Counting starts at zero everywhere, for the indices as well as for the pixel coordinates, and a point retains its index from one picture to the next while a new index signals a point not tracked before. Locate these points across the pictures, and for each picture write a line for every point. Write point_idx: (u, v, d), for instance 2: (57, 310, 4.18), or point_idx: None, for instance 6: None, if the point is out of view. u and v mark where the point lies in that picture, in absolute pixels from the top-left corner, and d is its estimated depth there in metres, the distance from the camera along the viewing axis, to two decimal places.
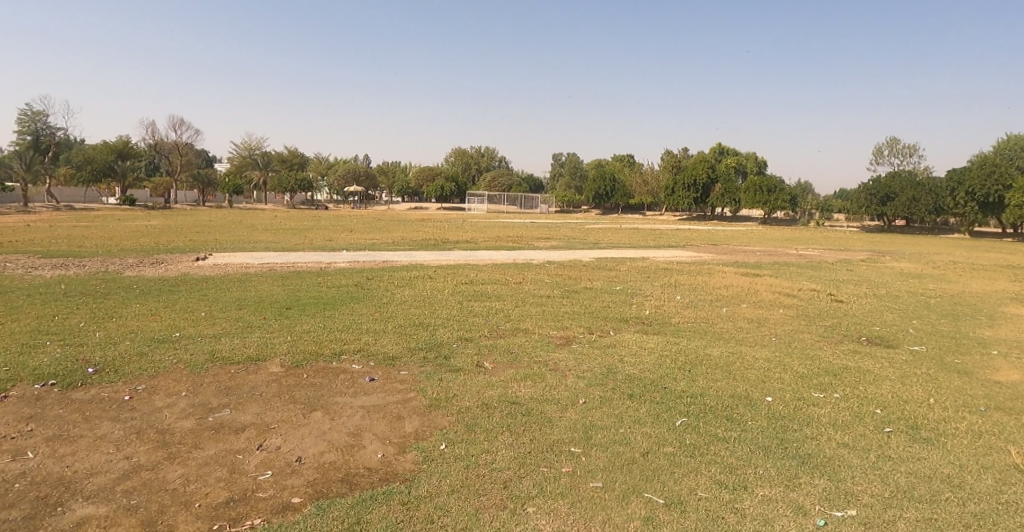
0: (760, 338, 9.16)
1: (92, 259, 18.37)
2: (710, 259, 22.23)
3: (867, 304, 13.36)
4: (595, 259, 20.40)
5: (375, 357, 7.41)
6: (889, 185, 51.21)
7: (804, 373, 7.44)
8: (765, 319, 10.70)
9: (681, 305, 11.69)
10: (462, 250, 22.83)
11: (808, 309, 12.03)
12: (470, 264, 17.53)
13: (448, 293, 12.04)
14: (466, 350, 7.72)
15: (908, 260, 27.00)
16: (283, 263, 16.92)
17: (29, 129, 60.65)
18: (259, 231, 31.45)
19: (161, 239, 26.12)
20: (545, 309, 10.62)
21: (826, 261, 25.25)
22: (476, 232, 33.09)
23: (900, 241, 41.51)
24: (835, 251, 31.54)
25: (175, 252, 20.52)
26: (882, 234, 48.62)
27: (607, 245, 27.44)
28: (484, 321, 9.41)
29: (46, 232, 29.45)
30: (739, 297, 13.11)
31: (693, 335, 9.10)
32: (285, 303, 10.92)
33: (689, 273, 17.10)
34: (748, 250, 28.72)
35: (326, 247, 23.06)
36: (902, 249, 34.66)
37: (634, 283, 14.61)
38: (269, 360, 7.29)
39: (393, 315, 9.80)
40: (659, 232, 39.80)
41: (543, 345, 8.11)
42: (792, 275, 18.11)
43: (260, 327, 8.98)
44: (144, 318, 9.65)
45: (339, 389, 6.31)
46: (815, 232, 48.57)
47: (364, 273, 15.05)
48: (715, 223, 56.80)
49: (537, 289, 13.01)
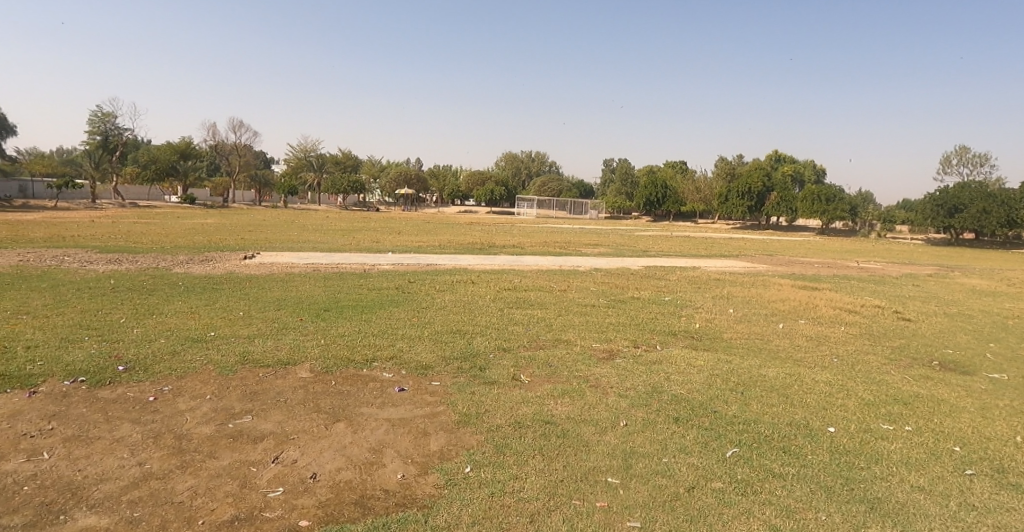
0: (820, 359, 8.46)
1: (146, 255, 18.85)
2: (765, 271, 21.27)
3: (938, 324, 12.36)
4: (644, 267, 19.74)
5: (408, 365, 7.11)
6: (958, 195, 48.43)
7: (870, 400, 6.76)
8: (825, 337, 9.95)
9: (734, 319, 11.03)
10: (507, 255, 22.52)
11: (873, 328, 11.17)
12: (514, 270, 17.15)
13: (489, 299, 11.71)
14: (503, 361, 7.34)
15: (980, 276, 25.27)
16: (327, 264, 16.94)
17: (99, 130, 63.78)
18: (310, 232, 31.94)
19: (214, 237, 26.84)
20: (588, 319, 10.16)
21: (889, 275, 23.87)
22: (522, 237, 32.77)
23: (970, 255, 39.14)
24: (900, 264, 29.87)
25: (225, 250, 20.91)
26: (951, 247, 45.98)
27: (656, 253, 26.69)
28: (524, 330, 9.01)
29: (109, 228, 30.69)
30: (796, 311, 12.33)
31: (746, 352, 8.48)
32: (324, 305, 10.78)
33: (742, 285, 16.31)
34: (805, 262, 27.48)
35: (371, 248, 23.13)
36: (973, 264, 32.60)
37: (683, 294, 13.98)
38: (299, 365, 7.09)
39: (430, 321, 9.51)
40: (711, 240, 38.65)
41: (584, 358, 7.65)
42: (853, 290, 17.08)
43: (295, 329, 8.83)
44: (183, 317, 9.65)
45: (367, 399, 6.04)
46: (877, 244, 46.36)
47: (406, 276, 14.88)
48: (769, 233, 54.89)
49: (582, 298, 12.54)
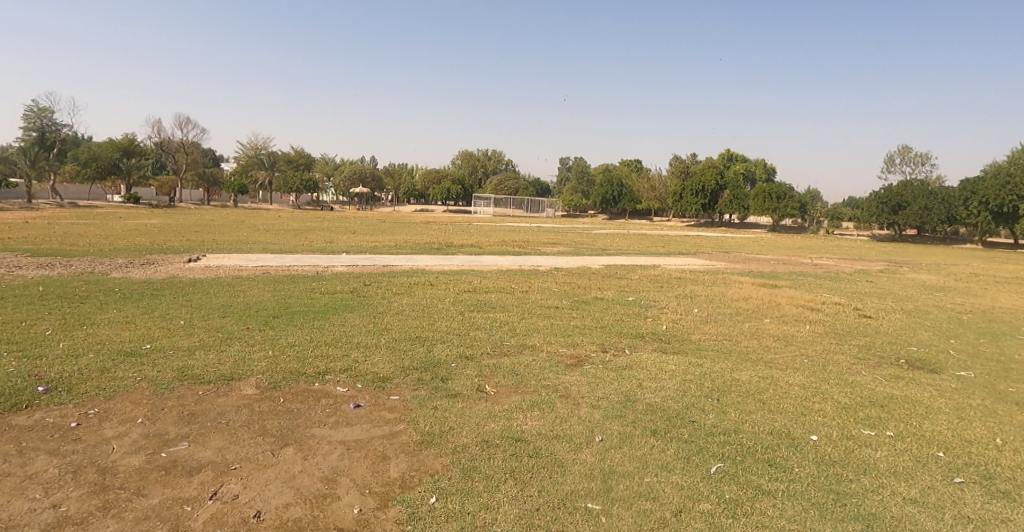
0: (791, 360, 8.29)
1: (81, 258, 17.62)
2: (725, 268, 21.32)
3: (898, 321, 12.42)
4: (605, 266, 19.52)
5: (364, 378, 6.58)
6: (901, 193, 50.10)
7: (847, 404, 6.58)
8: (792, 337, 9.81)
9: (700, 319, 10.83)
10: (466, 254, 22.03)
11: (836, 326, 11.14)
12: (473, 271, 16.69)
13: (450, 302, 11.22)
14: (466, 371, 6.89)
15: (927, 272, 26.01)
16: (278, 267, 16.14)
17: (34, 125, 60.34)
18: (261, 232, 30.75)
19: (158, 238, 25.51)
20: (554, 322, 9.80)
21: (843, 271, 24.31)
22: (482, 236, 32.27)
23: (914, 251, 40.49)
24: (851, 260, 30.56)
25: (169, 252, 19.80)
26: (894, 243, 47.56)
27: (616, 251, 26.63)
28: (488, 335, 8.57)
29: (43, 230, 28.91)
30: (759, 310, 12.23)
31: (717, 355, 8.25)
32: (273, 311, 10.12)
33: (704, 283, 16.24)
34: (762, 259, 27.80)
35: (326, 249, 22.28)
36: (919, 259, 33.63)
37: (647, 293, 13.78)
38: (243, 381, 6.48)
39: (388, 327, 8.98)
40: (668, 238, 38.90)
41: (552, 366, 7.25)
42: (811, 287, 17.20)
43: (240, 339, 8.19)
44: (116, 328, 8.85)
45: (319, 418, 5.51)
46: (827, 241, 47.60)
47: (362, 278, 14.26)
48: (724, 230, 55.82)
49: (545, 299, 12.17)
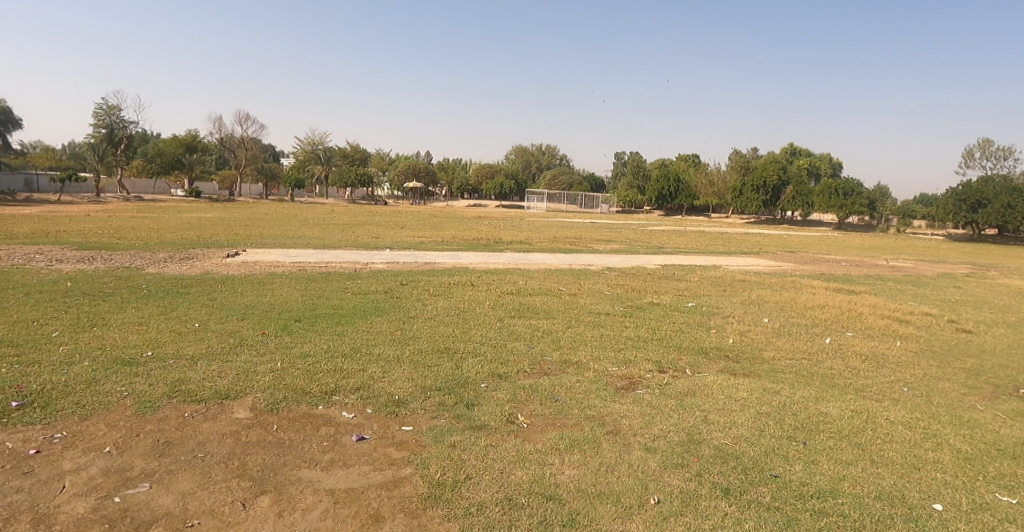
0: (887, 389, 6.89)
1: (124, 252, 17.49)
2: (792, 271, 19.52)
3: (1005, 337, 10.66)
4: (661, 267, 18.12)
5: (377, 401, 5.62)
6: (981, 190, 46.18)
7: (971, 454, 5.22)
8: (883, 357, 8.33)
9: (772, 331, 9.45)
10: (513, 252, 21.03)
11: (933, 344, 9.55)
12: (519, 270, 15.64)
13: (488, 306, 10.21)
14: (496, 395, 5.84)
15: (1019, 277, 23.46)
16: (315, 263, 15.52)
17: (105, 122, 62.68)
18: (309, 226, 30.50)
19: (207, 233, 25.46)
20: (602, 332, 8.66)
21: (924, 274, 22.10)
22: (532, 233, 31.18)
23: (998, 253, 37.18)
24: (931, 263, 28.00)
25: (211, 247, 19.53)
26: (972, 243, 44.10)
27: (672, 250, 25.12)
28: (527, 348, 7.49)
29: (102, 223, 29.49)
30: (839, 322, 10.72)
31: (796, 379, 6.94)
32: (296, 313, 9.34)
33: (772, 288, 14.72)
34: (832, 260, 25.69)
35: (369, 244, 21.70)
36: (1007, 262, 30.69)
37: (708, 298, 12.41)
38: (237, 401, 5.65)
39: (415, 335, 8.02)
40: (728, 236, 36.89)
41: (599, 390, 6.11)
42: (894, 294, 15.38)
43: (250, 348, 7.39)
44: (125, 331, 8.23)
45: (312, 454, 4.59)
46: (899, 240, 44.40)
47: (399, 277, 13.42)
48: (786, 228, 53.06)
49: (595, 304, 11.03)
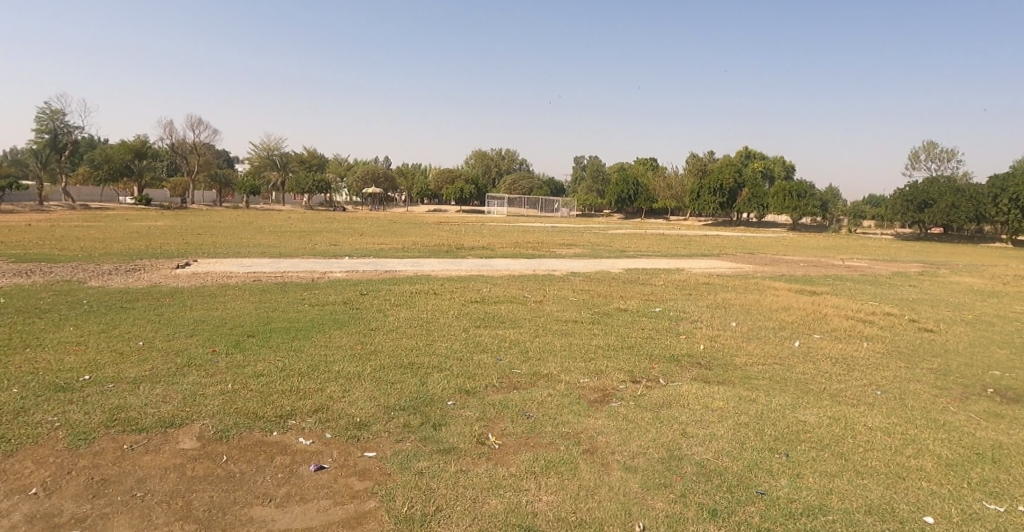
0: (861, 393, 6.80)
1: (66, 264, 16.52)
2: (753, 272, 19.72)
3: (964, 335, 10.82)
4: (626, 271, 18.06)
5: (337, 425, 5.24)
6: (927, 190, 47.89)
7: (952, 459, 5.14)
8: (852, 360, 8.29)
9: (741, 336, 9.37)
10: (477, 258, 20.74)
11: (897, 344, 9.62)
12: (483, 277, 15.33)
13: (453, 315, 9.88)
14: (464, 413, 5.52)
15: (967, 274, 24.23)
16: (271, 273, 14.92)
17: (48, 128, 59.94)
18: (265, 234, 29.56)
19: (156, 242, 24.40)
20: (571, 341, 8.41)
21: (879, 274, 22.62)
22: (495, 238, 30.90)
23: (945, 251, 38.52)
24: (884, 262, 28.75)
25: (160, 257, 18.65)
26: (919, 242, 45.73)
27: (635, 253, 25.17)
28: (494, 361, 7.18)
29: (43, 232, 28.07)
30: (805, 324, 10.74)
31: (771, 386, 6.80)
32: (249, 328, 8.84)
33: (737, 290, 14.75)
34: (790, 261, 26.13)
35: (328, 252, 21.09)
36: (954, 260, 31.79)
37: (675, 303, 12.33)
38: (183, 429, 5.21)
39: (377, 349, 7.63)
40: (689, 238, 37.30)
41: (572, 405, 5.84)
42: (853, 294, 15.59)
43: (198, 368, 6.90)
44: (61, 351, 7.64)
45: (265, 490, 4.22)
46: (852, 240, 45.68)
47: (359, 287, 12.96)
48: (744, 230, 54.07)
49: (562, 311, 10.80)
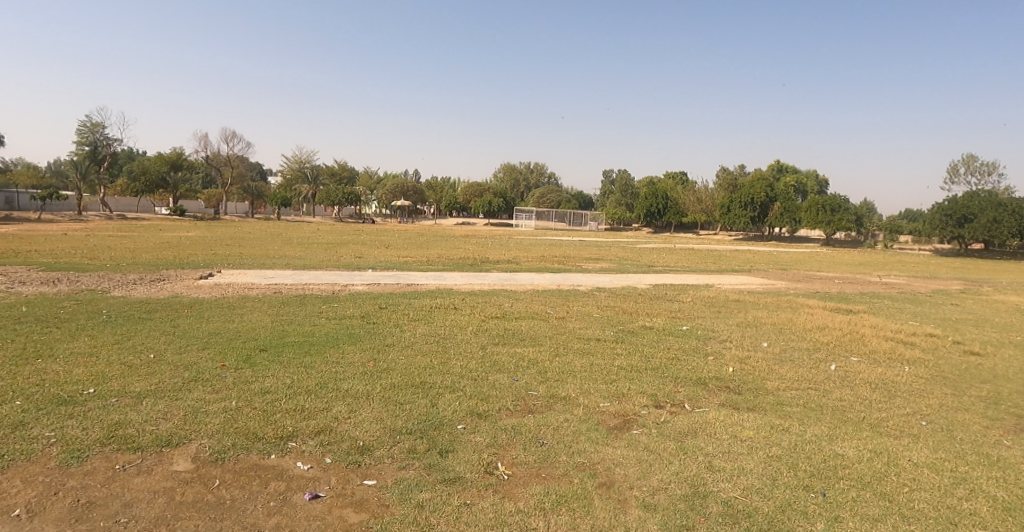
0: (904, 423, 6.29)
1: (93, 274, 16.69)
2: (786, 289, 19.05)
3: (1015, 359, 10.12)
4: (652, 286, 17.58)
5: (338, 449, 4.96)
6: (967, 205, 46.23)
7: (1010, 502, 4.66)
8: (893, 386, 7.74)
9: (773, 357, 8.87)
10: (501, 271, 20.46)
11: (942, 368, 9.01)
12: (505, 292, 15.02)
13: (470, 332, 9.57)
14: (474, 439, 5.19)
15: (1013, 292, 23.09)
16: (292, 285, 14.82)
17: (89, 140, 61.68)
18: (291, 246, 29.72)
19: (184, 252, 24.66)
20: (592, 361, 8.03)
21: (919, 292, 21.67)
22: (520, 251, 30.61)
23: (988, 268, 36.97)
24: (923, 278, 27.66)
25: (186, 268, 18.78)
26: (959, 258, 44.11)
27: (663, 268, 24.63)
28: (510, 381, 6.83)
29: (78, 241, 28.69)
30: (842, 345, 10.15)
31: (805, 414, 6.33)
32: (263, 342, 8.66)
33: (768, 308, 14.17)
34: (824, 277, 25.26)
35: (351, 265, 21.02)
36: (998, 277, 30.45)
37: (703, 321, 11.84)
38: (179, 449, 5.00)
39: (390, 367, 7.35)
40: (718, 253, 36.55)
41: (589, 431, 5.47)
42: (892, 313, 14.87)
43: (205, 383, 6.70)
44: (71, 363, 7.53)
45: (255, 522, 3.99)
46: (888, 256, 44.23)
47: (378, 300, 12.75)
48: (775, 245, 52.96)
49: (585, 328, 10.42)
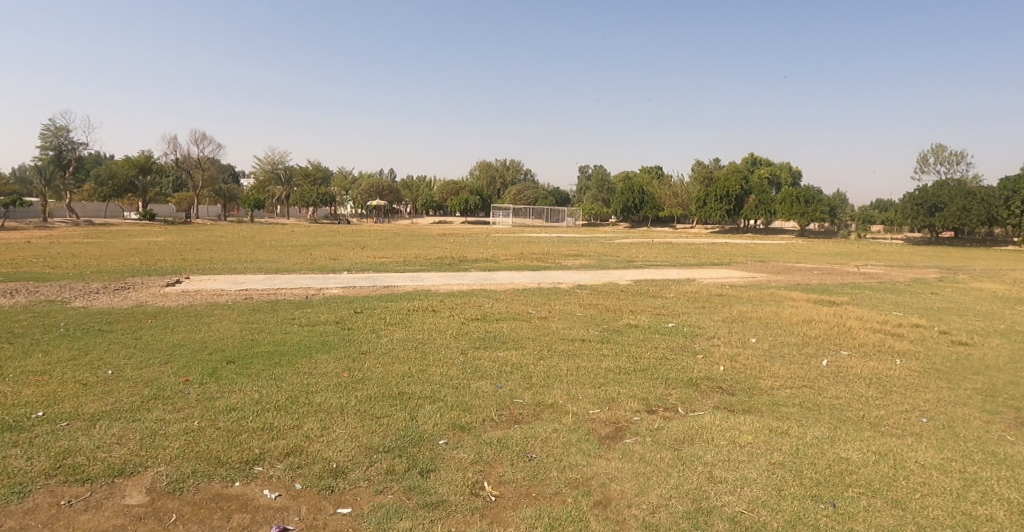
0: (905, 421, 6.06)
1: (53, 283, 15.94)
2: (767, 282, 18.96)
3: (1002, 348, 10.02)
4: (633, 282, 17.34)
5: (309, 473, 4.55)
6: (937, 194, 46.95)
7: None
8: (888, 381, 7.53)
9: (763, 354, 8.62)
10: (480, 270, 20.06)
11: (932, 360, 8.84)
12: (485, 292, 14.63)
13: (450, 336, 9.17)
14: (457, 455, 4.81)
15: (986, 279, 23.35)
16: (263, 291, 14.27)
17: (53, 144, 59.75)
18: (264, 249, 28.94)
19: (152, 258, 23.82)
20: (578, 363, 7.69)
21: (896, 281, 21.77)
22: (499, 249, 30.25)
23: (960, 255, 37.56)
24: (899, 268, 27.85)
25: (152, 274, 18.08)
26: (930, 246, 44.82)
27: (643, 263, 24.48)
28: (493, 389, 6.46)
29: (40, 249, 27.62)
30: (830, 339, 9.94)
31: (803, 414, 6.05)
32: (230, 353, 8.16)
33: (752, 302, 13.99)
34: (803, 269, 25.31)
35: (326, 267, 20.48)
36: (970, 265, 30.91)
37: (688, 317, 11.57)
38: (132, 479, 4.55)
39: (365, 377, 6.92)
40: (696, 247, 36.62)
41: (580, 442, 5.13)
42: (875, 303, 14.79)
43: (165, 401, 6.22)
44: (20, 383, 6.97)
45: None
46: (862, 246, 44.76)
47: (353, 305, 12.29)
48: (752, 237, 53.26)
49: (568, 328, 10.09)
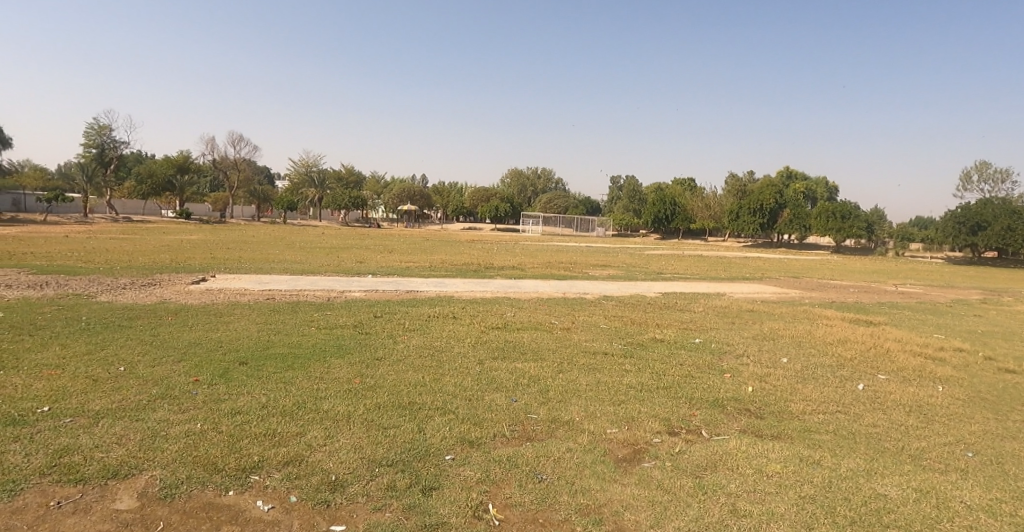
0: (949, 455, 5.61)
1: (83, 277, 16.17)
2: (800, 298, 18.31)
3: None
4: (661, 295, 16.89)
5: (307, 485, 4.35)
6: (980, 212, 45.23)
7: None
8: (929, 409, 7.03)
9: (795, 375, 8.18)
10: (505, 278, 19.81)
11: (978, 388, 8.28)
12: (507, 300, 14.37)
13: (468, 344, 8.92)
14: (462, 473, 4.56)
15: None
16: (286, 291, 14.23)
17: (96, 142, 61.49)
18: (292, 250, 29.17)
19: (182, 256, 24.16)
20: (599, 378, 7.36)
21: (937, 301, 20.87)
22: (525, 257, 29.98)
23: (1004, 276, 36.00)
24: (939, 288, 26.79)
25: (180, 272, 18.25)
26: (972, 266, 43.16)
27: (672, 275, 23.96)
28: (508, 403, 6.18)
29: (77, 244, 28.22)
30: (867, 361, 9.43)
31: (837, 443, 5.64)
32: (244, 354, 8.03)
33: (784, 319, 13.45)
34: (838, 286, 24.47)
35: (351, 270, 20.46)
36: (1016, 287, 29.58)
37: (716, 334, 11.13)
38: (126, 482, 4.40)
39: (376, 385, 6.70)
40: (727, 260, 35.84)
41: (595, 463, 4.83)
42: (915, 325, 14.10)
43: (172, 401, 6.08)
44: (33, 376, 6.93)
45: None
46: (901, 264, 43.28)
47: (373, 309, 12.13)
48: (785, 252, 52.01)
49: (591, 341, 9.76)
